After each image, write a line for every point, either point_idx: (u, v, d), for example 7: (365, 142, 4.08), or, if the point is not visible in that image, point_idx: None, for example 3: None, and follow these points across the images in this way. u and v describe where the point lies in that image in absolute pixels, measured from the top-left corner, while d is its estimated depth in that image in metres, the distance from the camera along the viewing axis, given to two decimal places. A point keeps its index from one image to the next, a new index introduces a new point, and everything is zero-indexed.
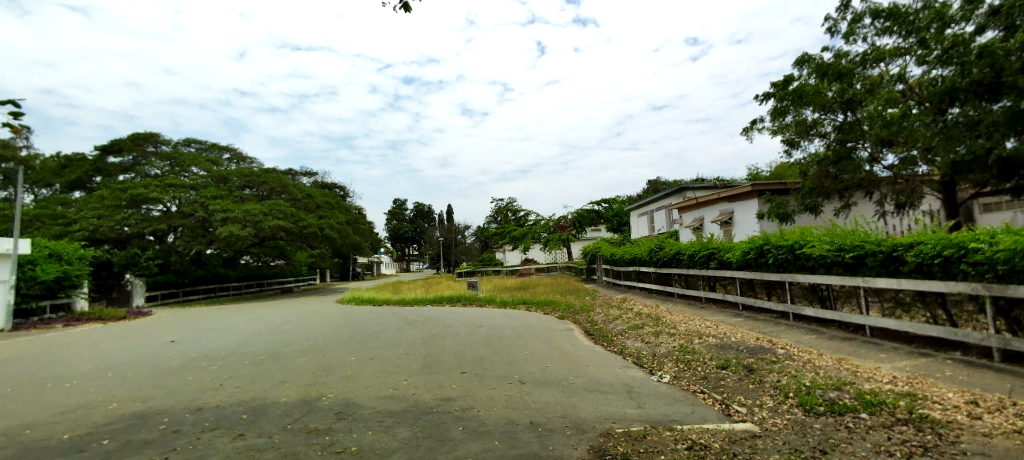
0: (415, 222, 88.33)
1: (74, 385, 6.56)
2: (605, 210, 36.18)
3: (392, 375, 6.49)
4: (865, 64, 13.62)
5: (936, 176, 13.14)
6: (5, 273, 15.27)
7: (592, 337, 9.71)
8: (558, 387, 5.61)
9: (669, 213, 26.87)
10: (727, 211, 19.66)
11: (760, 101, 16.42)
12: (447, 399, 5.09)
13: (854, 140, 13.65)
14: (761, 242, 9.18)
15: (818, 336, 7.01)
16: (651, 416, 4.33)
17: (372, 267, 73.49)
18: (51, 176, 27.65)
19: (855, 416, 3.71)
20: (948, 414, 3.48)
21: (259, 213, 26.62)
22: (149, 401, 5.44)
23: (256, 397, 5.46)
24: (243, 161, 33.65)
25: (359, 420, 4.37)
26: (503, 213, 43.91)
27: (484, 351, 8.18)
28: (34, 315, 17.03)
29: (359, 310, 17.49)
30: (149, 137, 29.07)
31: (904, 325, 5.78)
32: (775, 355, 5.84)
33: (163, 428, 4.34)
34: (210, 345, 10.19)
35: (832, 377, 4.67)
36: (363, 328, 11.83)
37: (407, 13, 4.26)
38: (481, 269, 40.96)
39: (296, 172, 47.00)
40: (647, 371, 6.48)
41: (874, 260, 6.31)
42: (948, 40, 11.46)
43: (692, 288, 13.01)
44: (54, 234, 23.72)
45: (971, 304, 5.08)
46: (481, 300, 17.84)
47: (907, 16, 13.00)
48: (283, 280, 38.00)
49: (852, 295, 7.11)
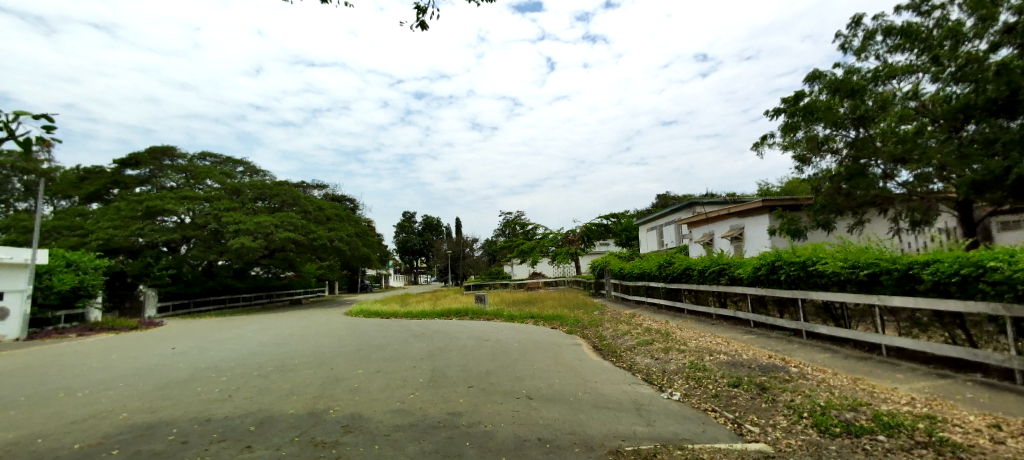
0: (424, 235, 88.81)
1: (84, 395, 6.63)
2: (614, 224, 35.99)
3: (399, 388, 6.47)
4: (877, 81, 13.58)
5: (952, 193, 12.96)
6: (23, 282, 15.53)
7: (601, 352, 9.59)
8: (565, 403, 5.55)
9: (679, 228, 26.77)
10: (737, 226, 19.51)
11: (770, 116, 16.33)
12: (455, 414, 5.07)
13: (867, 157, 13.52)
14: (772, 258, 9.07)
15: (832, 355, 6.87)
16: (661, 434, 4.26)
17: (380, 280, 73.57)
18: (70, 188, 28.13)
19: (872, 438, 3.62)
20: (970, 438, 3.38)
21: (270, 225, 27.06)
22: (159, 412, 5.46)
23: (263, 409, 5.48)
24: (255, 174, 34.24)
25: (365, 434, 4.35)
26: (511, 227, 44.07)
27: (491, 365, 8.14)
28: (51, 325, 17.33)
29: (366, 323, 17.51)
30: (165, 151, 29.75)
31: (922, 345, 5.65)
32: (788, 374, 5.74)
33: (170, 439, 4.36)
34: (218, 356, 10.26)
35: (848, 398, 4.57)
36: (370, 341, 11.91)
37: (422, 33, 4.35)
38: (490, 282, 40.90)
39: (307, 185, 47.76)
40: (657, 388, 6.39)
41: (889, 278, 6.20)
42: (962, 58, 11.42)
43: (703, 304, 12.86)
44: (71, 245, 24.10)
45: (991, 325, 4.95)
46: (489, 314, 17.75)
47: (920, 34, 12.92)
48: (292, 291, 38.21)
49: (866, 313, 6.97)
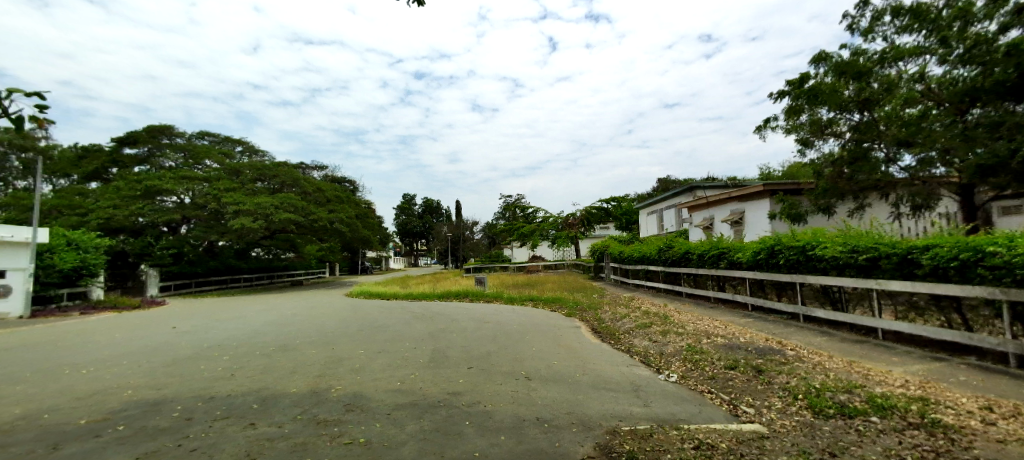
0: (425, 217, 88.76)
1: (90, 372, 6.72)
2: (614, 208, 35.91)
3: (400, 368, 6.54)
4: (883, 63, 13.39)
5: (954, 178, 12.89)
6: (24, 261, 15.59)
7: (599, 335, 9.68)
8: (564, 384, 5.61)
9: (679, 212, 26.73)
10: (738, 210, 19.48)
11: (774, 99, 16.12)
12: (455, 393, 5.13)
13: (871, 140, 13.40)
14: (772, 242, 9.08)
15: (829, 338, 6.93)
16: (658, 415, 4.32)
17: (381, 262, 73.83)
18: (69, 167, 28.02)
19: (865, 419, 3.68)
20: (961, 420, 3.43)
21: (270, 206, 27.01)
22: (163, 389, 5.54)
23: (266, 388, 5.55)
24: (255, 154, 34.03)
25: (367, 412, 4.42)
26: (511, 210, 44.03)
27: (491, 346, 8.21)
28: (54, 303, 17.50)
29: (367, 304, 17.63)
30: (163, 130, 29.51)
31: (919, 329, 5.69)
32: (785, 356, 5.79)
33: (175, 415, 4.43)
34: (220, 335, 10.35)
35: (842, 380, 4.63)
36: (372, 322, 12.00)
37: (419, 7, 4.23)
38: (490, 265, 41.03)
39: (307, 166, 47.50)
40: (655, 370, 6.47)
41: (888, 262, 6.22)
42: (970, 40, 11.25)
43: (702, 287, 12.93)
44: (71, 224, 24.14)
45: (988, 310, 4.98)
46: (489, 296, 17.85)
47: (929, 15, 12.67)
48: (292, 272, 38.36)
49: (864, 297, 7.01)
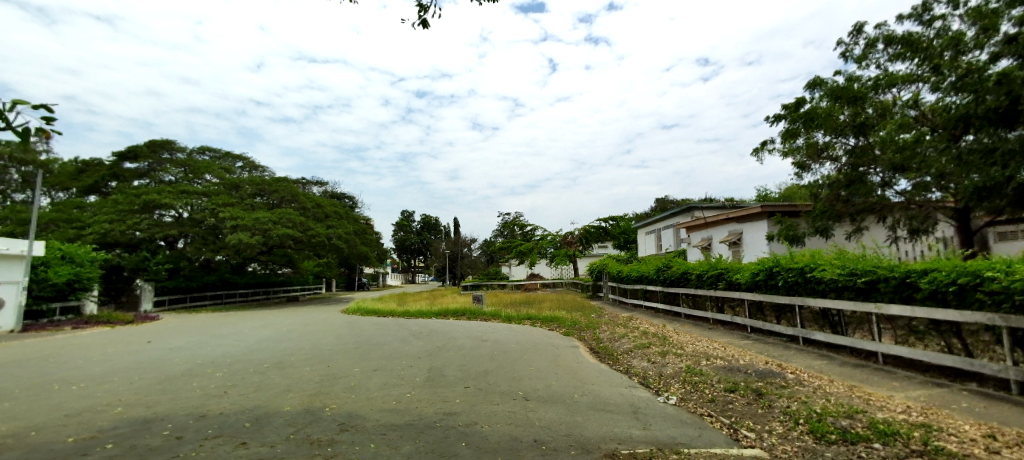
0: (423, 234, 88.87)
1: (82, 388, 6.63)
2: (613, 226, 35.75)
3: (396, 387, 6.45)
4: (877, 89, 13.66)
5: (949, 203, 13.01)
6: (18, 274, 15.52)
7: (598, 355, 9.63)
8: (562, 404, 5.58)
9: (677, 232, 26.82)
10: (736, 231, 19.56)
11: (770, 122, 16.39)
12: (451, 414, 5.06)
13: (866, 164, 13.60)
14: (771, 263, 9.09)
15: (829, 361, 6.89)
16: (657, 438, 4.29)
17: (377, 278, 73.62)
18: (68, 180, 28.24)
19: (868, 446, 3.63)
20: (965, 448, 3.39)
21: (269, 221, 26.95)
22: (155, 407, 5.45)
23: (260, 405, 5.49)
24: (255, 170, 34.22)
25: (362, 432, 4.35)
26: (510, 227, 43.90)
27: (489, 365, 8.16)
28: (45, 317, 17.30)
29: (364, 321, 17.53)
30: (164, 145, 29.83)
31: (918, 353, 5.67)
32: (785, 380, 5.75)
33: (166, 434, 4.34)
34: (216, 351, 10.24)
35: (844, 404, 4.58)
36: (369, 339, 11.91)
37: (423, 29, 4.32)
38: (487, 283, 40.72)
39: (307, 182, 47.84)
40: (653, 391, 6.41)
41: (887, 286, 6.22)
42: (963, 68, 11.45)
43: (699, 308, 12.94)
44: (68, 237, 24.09)
45: (988, 335, 4.97)
46: (487, 315, 17.73)
47: (921, 44, 13.05)
48: (288, 288, 38.17)
49: (863, 321, 7.00)
